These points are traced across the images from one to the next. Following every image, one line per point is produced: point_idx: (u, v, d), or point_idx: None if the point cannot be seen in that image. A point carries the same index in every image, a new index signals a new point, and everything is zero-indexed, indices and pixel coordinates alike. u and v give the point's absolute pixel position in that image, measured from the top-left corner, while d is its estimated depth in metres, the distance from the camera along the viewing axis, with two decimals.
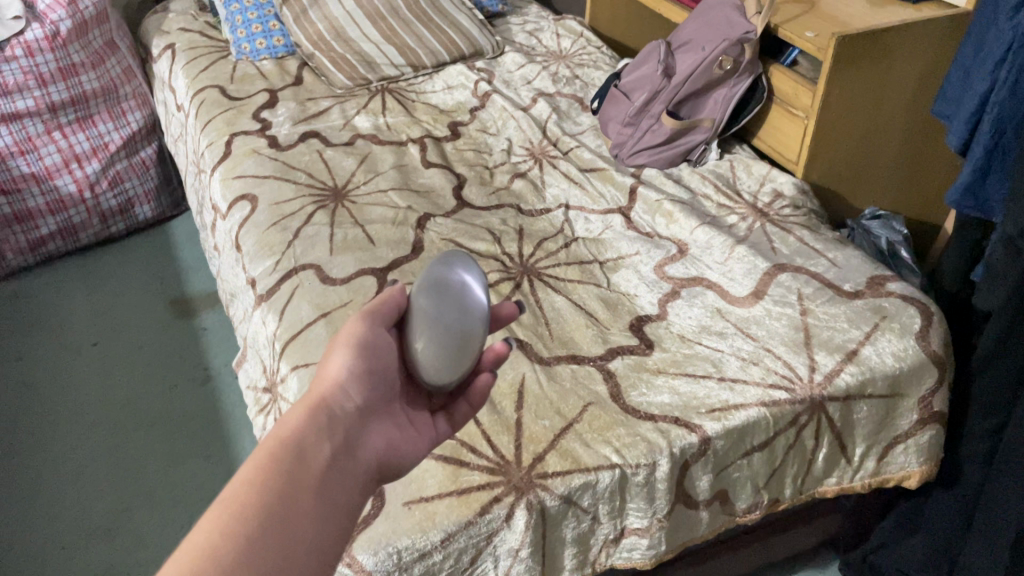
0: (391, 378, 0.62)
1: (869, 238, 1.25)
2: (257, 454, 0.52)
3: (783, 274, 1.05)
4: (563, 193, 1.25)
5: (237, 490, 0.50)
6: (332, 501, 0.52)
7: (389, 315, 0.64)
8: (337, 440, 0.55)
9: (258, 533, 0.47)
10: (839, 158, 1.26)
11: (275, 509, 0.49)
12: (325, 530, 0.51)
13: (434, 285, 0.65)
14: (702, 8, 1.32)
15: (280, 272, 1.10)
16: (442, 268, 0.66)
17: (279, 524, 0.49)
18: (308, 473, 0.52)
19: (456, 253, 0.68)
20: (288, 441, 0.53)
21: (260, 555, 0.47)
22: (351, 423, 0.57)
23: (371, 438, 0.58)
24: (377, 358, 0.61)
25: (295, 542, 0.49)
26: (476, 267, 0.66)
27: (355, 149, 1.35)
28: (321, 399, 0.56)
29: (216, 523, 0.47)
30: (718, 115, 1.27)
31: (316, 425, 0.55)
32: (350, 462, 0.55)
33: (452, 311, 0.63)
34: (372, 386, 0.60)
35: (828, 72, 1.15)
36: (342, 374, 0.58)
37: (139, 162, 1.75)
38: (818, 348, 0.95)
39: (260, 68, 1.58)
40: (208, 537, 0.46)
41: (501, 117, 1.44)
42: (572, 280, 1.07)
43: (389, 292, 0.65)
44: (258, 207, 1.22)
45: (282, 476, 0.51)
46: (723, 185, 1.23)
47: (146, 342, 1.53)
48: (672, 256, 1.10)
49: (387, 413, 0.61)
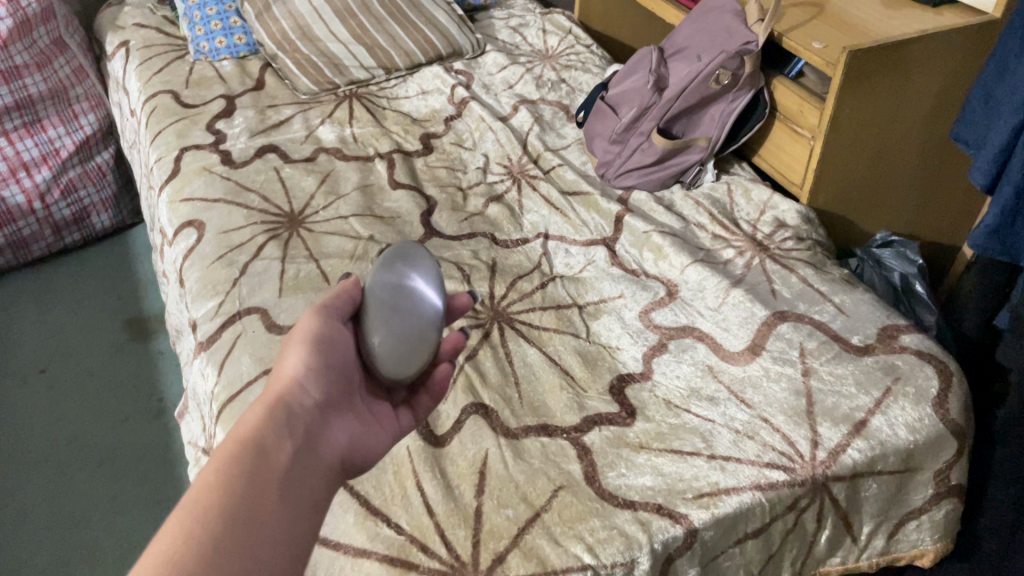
0: (349, 373, 0.63)
1: (882, 273, 1.13)
2: (216, 457, 0.52)
3: (783, 324, 0.93)
4: (542, 220, 1.14)
5: (200, 488, 0.49)
6: (296, 498, 0.52)
7: (344, 309, 0.65)
8: (298, 437, 0.55)
9: (225, 529, 0.47)
10: (848, 181, 1.14)
11: (241, 506, 0.49)
12: (291, 527, 0.51)
13: (390, 281, 0.66)
14: (698, 12, 1.19)
15: (223, 317, 0.99)
16: (393, 266, 0.68)
17: (244, 522, 0.48)
18: (269, 471, 0.52)
19: (409, 247, 0.70)
20: (249, 440, 0.53)
21: (227, 556, 0.46)
22: (312, 419, 0.57)
23: (331, 434, 0.58)
24: (334, 353, 0.62)
25: (262, 540, 0.48)
26: (431, 266, 0.69)
27: (316, 166, 1.23)
28: (279, 396, 0.57)
29: (177, 525, 0.46)
30: (714, 133, 1.14)
31: (276, 423, 0.55)
32: (312, 458, 0.56)
33: (408, 308, 0.65)
34: (331, 383, 0.60)
35: (837, 90, 1.02)
36: (299, 371, 0.59)
37: (95, 168, 1.63)
38: (821, 419, 0.84)
39: (219, 70, 1.45)
40: (170, 542, 0.45)
41: (478, 128, 1.32)
42: (548, 329, 0.96)
43: (344, 288, 0.66)
44: (205, 236, 1.11)
45: (245, 471, 0.51)
46: (719, 213, 1.12)
47: (99, 369, 1.42)
48: (660, 300, 0.98)
49: (347, 408, 0.62)
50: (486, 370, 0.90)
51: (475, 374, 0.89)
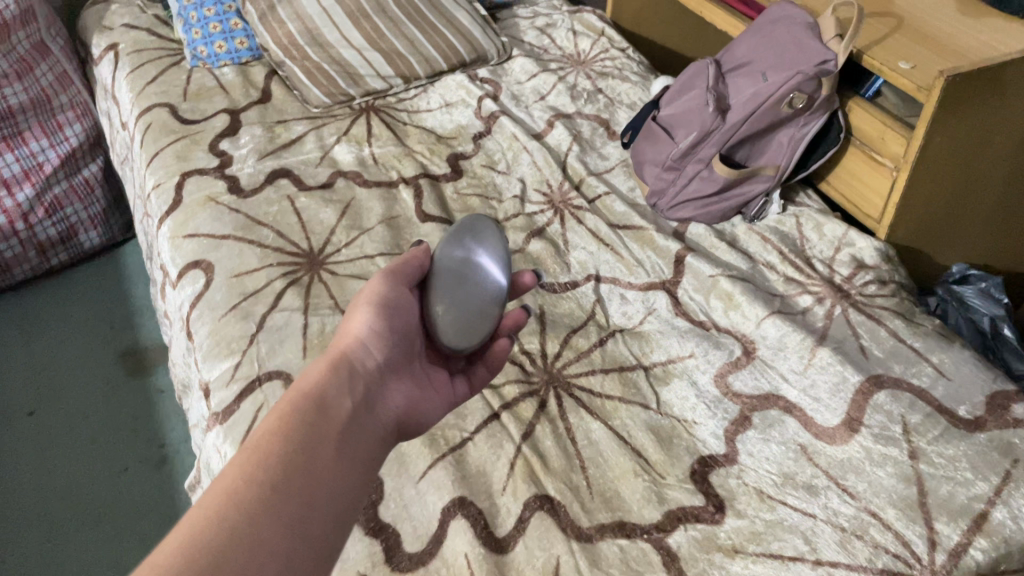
0: (411, 339, 0.71)
1: (969, 316, 1.02)
2: (282, 403, 0.58)
3: (880, 393, 0.82)
4: (590, 258, 1.02)
5: (269, 427, 0.56)
6: (352, 449, 0.59)
7: (412, 275, 0.74)
8: (358, 395, 0.62)
9: (290, 468, 0.53)
10: (931, 215, 1.02)
11: (304, 450, 0.55)
12: (347, 476, 0.57)
13: (460, 259, 0.75)
14: (761, 23, 1.07)
15: (240, 382, 0.86)
16: (461, 245, 0.77)
17: (306, 463, 0.55)
18: (329, 423, 0.58)
19: (476, 226, 0.79)
20: (313, 393, 0.60)
21: (284, 495, 0.52)
22: (370, 379, 0.64)
23: (386, 396, 0.66)
24: (397, 318, 0.70)
25: (319, 486, 0.54)
26: (494, 246, 0.78)
27: (334, 195, 1.11)
28: (344, 356, 0.64)
29: (247, 458, 0.53)
30: (783, 161, 1.02)
31: (338, 379, 0.62)
32: (369, 416, 0.62)
33: (472, 281, 0.74)
34: (391, 346, 0.68)
35: (929, 117, 0.91)
36: (363, 333, 0.66)
37: (82, 183, 1.48)
38: (937, 513, 0.72)
39: (220, 80, 1.32)
40: (232, 479, 0.51)
41: (511, 147, 1.19)
42: (612, 396, 0.84)
43: (416, 256, 0.75)
44: (214, 280, 0.99)
45: (310, 419, 0.58)
46: (790, 251, 1.01)
47: (93, 410, 1.30)
48: (736, 361, 0.87)
49: (404, 373, 0.69)
50: (547, 450, 0.79)
51: (536, 457, 0.78)
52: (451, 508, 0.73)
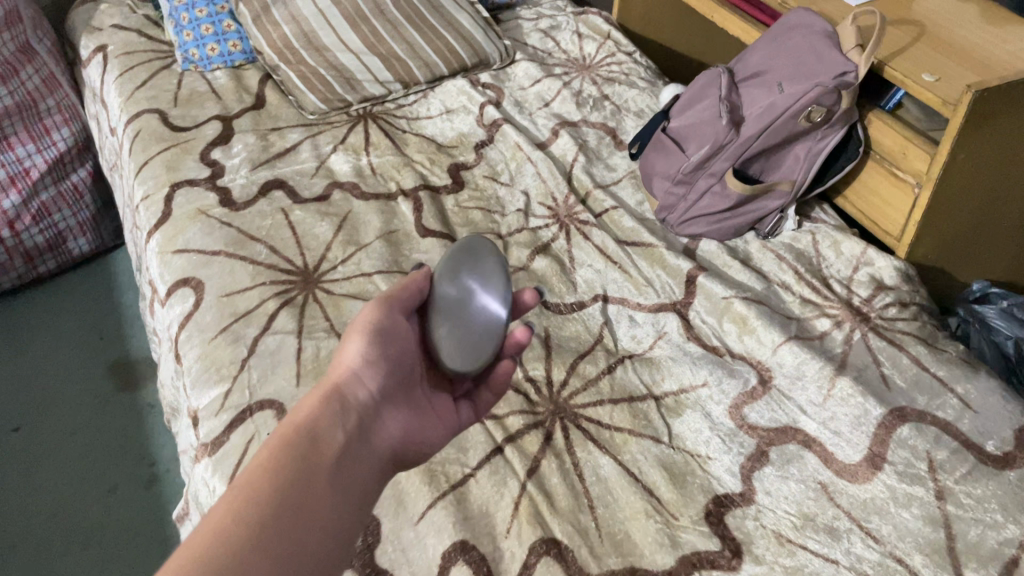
0: (411, 365, 0.68)
1: (989, 338, 0.96)
2: (273, 438, 0.56)
3: (904, 427, 0.78)
4: (597, 277, 0.98)
5: (256, 466, 0.54)
6: (345, 485, 0.56)
7: (409, 302, 0.69)
8: (351, 427, 0.59)
9: (275, 509, 0.51)
10: (953, 232, 0.98)
11: (292, 489, 0.53)
12: (339, 514, 0.54)
13: (457, 283, 0.69)
14: (776, 30, 1.02)
15: (230, 412, 0.82)
16: (459, 263, 0.70)
17: (293, 503, 0.52)
18: (322, 457, 0.56)
19: (479, 241, 0.71)
20: (305, 426, 0.58)
21: (273, 536, 0.50)
22: (366, 409, 0.61)
23: (383, 426, 0.62)
24: (395, 344, 0.66)
25: (310, 525, 0.52)
26: (490, 258, 0.69)
27: (331, 208, 1.06)
28: (336, 386, 0.61)
29: (231, 500, 0.51)
30: (798, 177, 0.98)
31: (330, 411, 0.59)
32: (365, 448, 0.59)
33: (469, 302, 0.67)
34: (389, 373, 0.64)
35: (955, 134, 0.86)
36: (356, 362, 0.63)
37: (70, 189, 1.44)
38: (967, 560, 0.68)
39: (213, 84, 1.27)
40: (219, 518, 0.49)
41: (514, 157, 1.15)
42: (621, 429, 0.80)
43: (414, 281, 0.71)
44: (204, 300, 0.94)
45: (299, 455, 0.55)
46: (806, 271, 0.96)
47: (80, 427, 1.25)
48: (752, 391, 0.83)
49: (404, 401, 0.66)
50: (553, 488, 0.74)
51: (542, 496, 0.73)
52: (452, 553, 0.69)
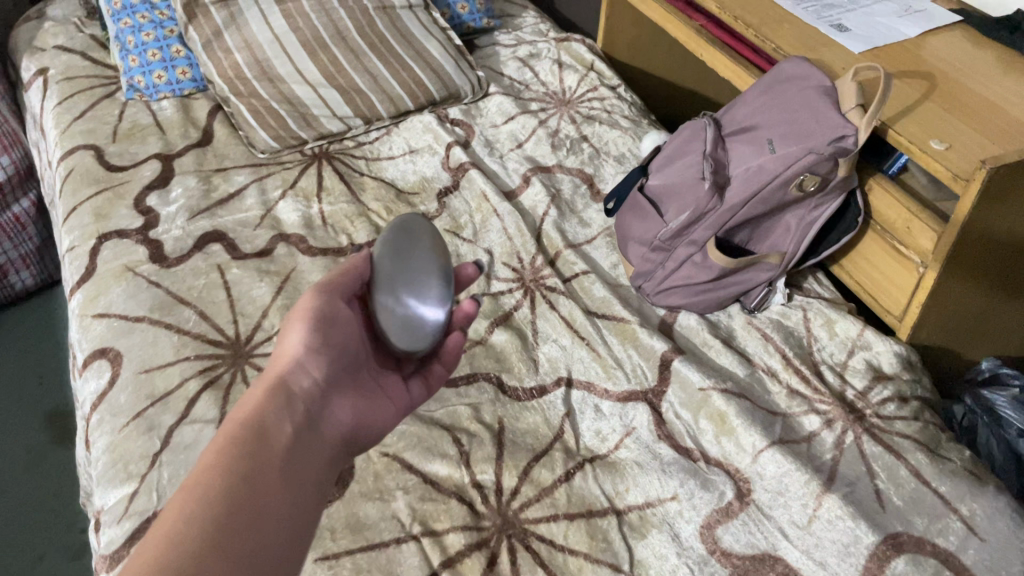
0: (357, 349, 0.64)
1: (995, 433, 0.88)
2: (218, 435, 0.52)
3: (899, 560, 0.68)
4: (562, 355, 0.87)
5: (203, 467, 0.50)
6: (297, 476, 0.53)
7: (348, 287, 0.64)
8: (298, 416, 0.56)
9: (230, 509, 0.47)
10: (961, 313, 0.88)
11: (243, 484, 0.49)
12: (296, 506, 0.51)
13: (395, 260, 0.64)
14: (769, 80, 0.91)
15: (133, 521, 0.72)
16: (397, 240, 0.65)
17: (248, 499, 0.48)
18: (272, 448, 0.53)
19: (414, 218, 0.67)
20: (250, 419, 0.54)
21: (231, 532, 0.46)
22: (312, 398, 0.58)
23: (332, 413, 0.59)
24: (336, 330, 0.62)
25: (267, 516, 0.49)
26: (429, 234, 0.65)
27: (273, 265, 0.96)
28: (279, 378, 0.57)
29: (179, 505, 0.46)
30: (789, 248, 0.88)
31: (276, 403, 0.55)
32: (315, 436, 0.56)
33: (414, 277, 0.63)
34: (334, 360, 0.60)
35: (967, 213, 0.75)
36: (298, 351, 0.59)
37: (10, 220, 1.34)
38: None
39: (158, 117, 1.17)
40: (169, 525, 0.45)
41: (480, 208, 1.05)
42: (576, 553, 0.69)
43: (352, 264, 0.66)
44: (120, 376, 0.84)
45: (247, 451, 0.51)
46: (795, 355, 0.86)
47: (10, 485, 1.16)
48: (727, 508, 0.73)
49: (353, 386, 0.62)
50: None
51: None
52: None
